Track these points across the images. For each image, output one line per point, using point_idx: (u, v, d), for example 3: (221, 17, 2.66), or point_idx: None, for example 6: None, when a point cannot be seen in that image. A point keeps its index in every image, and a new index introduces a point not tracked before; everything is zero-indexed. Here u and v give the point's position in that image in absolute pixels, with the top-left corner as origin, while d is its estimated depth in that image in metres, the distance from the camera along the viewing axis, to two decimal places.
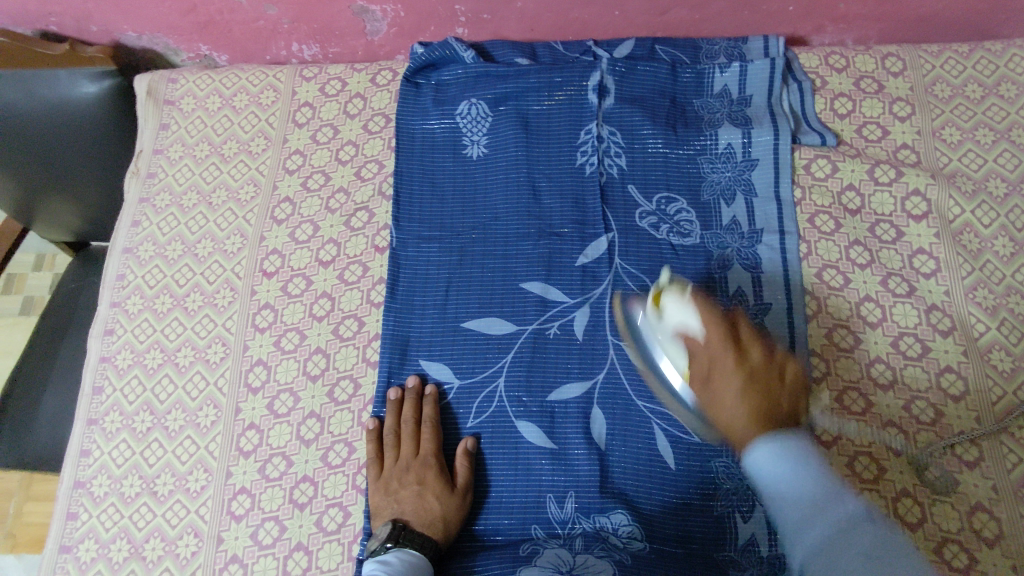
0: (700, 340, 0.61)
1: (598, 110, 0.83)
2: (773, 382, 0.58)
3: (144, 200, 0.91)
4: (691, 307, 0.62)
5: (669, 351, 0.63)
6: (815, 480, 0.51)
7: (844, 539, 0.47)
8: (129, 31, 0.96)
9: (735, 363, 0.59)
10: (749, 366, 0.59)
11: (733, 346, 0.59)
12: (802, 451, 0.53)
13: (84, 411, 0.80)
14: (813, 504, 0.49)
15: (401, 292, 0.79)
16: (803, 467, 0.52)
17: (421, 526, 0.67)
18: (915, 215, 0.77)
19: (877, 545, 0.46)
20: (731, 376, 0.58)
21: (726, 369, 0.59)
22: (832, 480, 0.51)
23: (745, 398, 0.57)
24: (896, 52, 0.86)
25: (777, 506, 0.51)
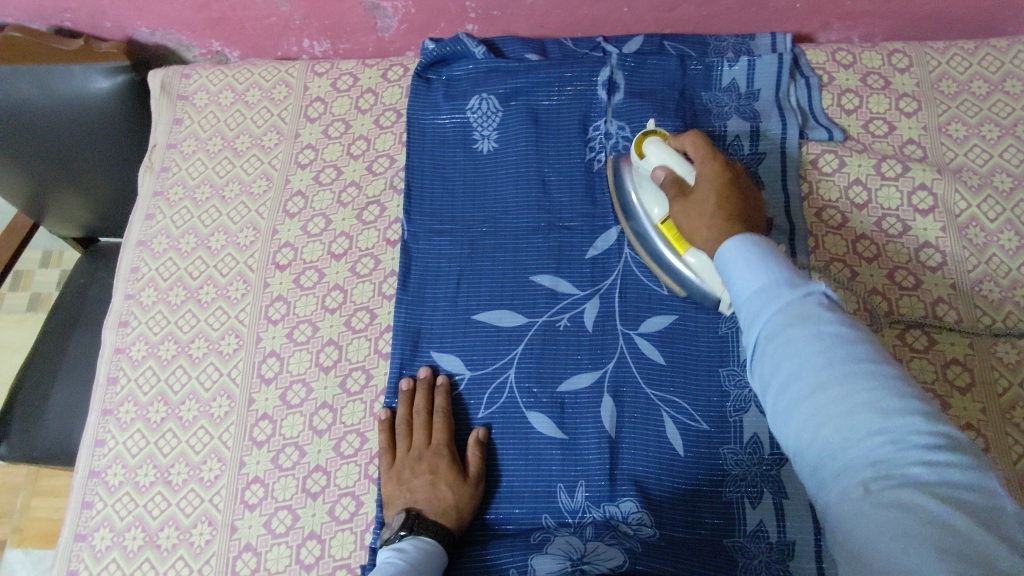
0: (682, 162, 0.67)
1: (608, 106, 0.84)
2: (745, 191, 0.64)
3: (158, 193, 0.92)
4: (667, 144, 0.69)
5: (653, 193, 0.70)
6: (778, 269, 0.51)
7: (795, 319, 0.48)
8: (143, 28, 0.97)
9: (714, 174, 0.64)
10: (728, 171, 0.65)
11: (715, 158, 0.65)
12: (765, 246, 0.54)
13: (99, 401, 0.81)
14: (770, 290, 0.50)
15: (412, 284, 0.80)
16: (769, 261, 0.52)
17: (434, 513, 0.68)
18: (921, 209, 0.78)
19: (828, 322, 0.47)
20: (711, 180, 0.64)
21: (708, 176, 0.64)
22: (795, 270, 0.52)
23: (723, 198, 0.62)
24: (902, 48, 0.87)
25: (739, 297, 0.53)
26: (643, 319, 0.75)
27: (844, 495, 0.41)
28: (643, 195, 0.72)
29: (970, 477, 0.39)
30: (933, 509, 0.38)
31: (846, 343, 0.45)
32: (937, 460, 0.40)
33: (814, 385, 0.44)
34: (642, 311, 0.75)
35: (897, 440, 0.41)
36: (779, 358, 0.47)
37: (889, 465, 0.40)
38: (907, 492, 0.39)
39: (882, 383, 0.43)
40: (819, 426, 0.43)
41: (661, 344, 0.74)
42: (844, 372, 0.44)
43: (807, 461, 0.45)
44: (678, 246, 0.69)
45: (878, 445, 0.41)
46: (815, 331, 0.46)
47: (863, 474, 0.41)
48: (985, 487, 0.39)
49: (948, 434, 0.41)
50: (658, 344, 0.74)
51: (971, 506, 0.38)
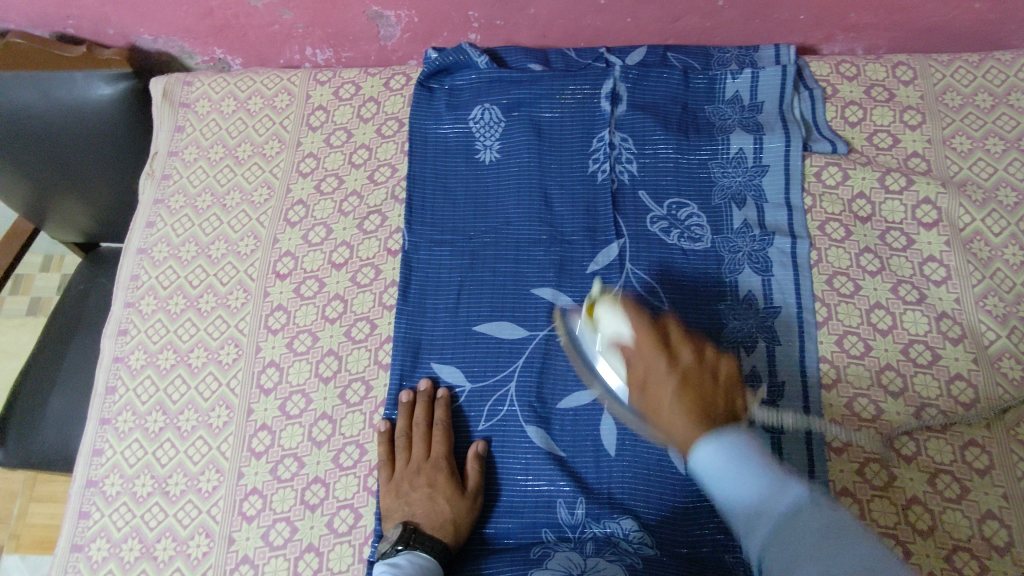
0: (634, 348, 0.61)
1: (611, 117, 0.84)
2: (706, 379, 0.57)
3: (159, 201, 0.92)
4: (619, 311, 0.63)
5: (610, 363, 0.64)
6: (763, 474, 0.47)
7: (795, 535, 0.44)
8: (146, 34, 0.97)
9: (665, 362, 0.58)
10: (677, 359, 0.58)
11: (662, 349, 0.59)
12: (742, 446, 0.49)
13: (96, 410, 0.81)
14: (764, 507, 0.46)
15: (413, 294, 0.79)
16: (752, 465, 0.48)
17: (431, 528, 0.67)
18: (925, 223, 0.77)
19: (834, 527, 0.44)
20: (663, 373, 0.58)
21: (655, 370, 0.58)
22: (774, 467, 0.48)
23: (674, 398, 0.55)
24: (906, 61, 0.86)
25: (728, 510, 0.48)
26: None
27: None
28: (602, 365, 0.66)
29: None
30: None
31: (862, 555, 0.42)
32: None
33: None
34: None
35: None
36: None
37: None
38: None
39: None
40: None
41: None
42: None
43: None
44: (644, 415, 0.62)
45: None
46: (825, 540, 0.43)
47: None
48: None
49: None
50: None
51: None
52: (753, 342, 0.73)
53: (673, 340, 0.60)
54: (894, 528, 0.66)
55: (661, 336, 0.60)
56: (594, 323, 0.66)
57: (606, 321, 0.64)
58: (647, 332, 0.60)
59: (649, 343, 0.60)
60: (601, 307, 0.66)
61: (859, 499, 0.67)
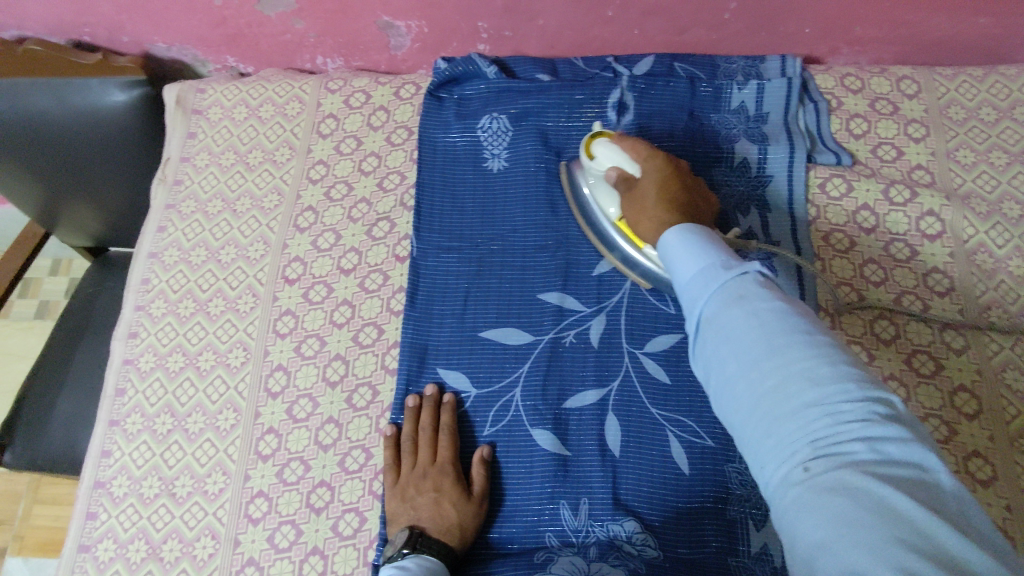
0: (629, 168, 0.71)
1: (617, 127, 0.85)
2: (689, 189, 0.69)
3: (170, 206, 0.93)
4: (619, 144, 0.73)
5: (604, 194, 0.76)
6: (718, 257, 0.55)
7: (729, 296, 0.51)
8: (160, 43, 0.99)
9: (660, 173, 0.69)
10: (669, 170, 0.70)
11: (658, 163, 0.70)
12: (705, 236, 0.58)
13: (106, 412, 0.82)
14: (710, 275, 0.54)
15: (420, 301, 0.80)
16: (709, 249, 0.56)
17: (437, 531, 0.68)
18: (929, 235, 0.78)
19: (761, 298, 0.50)
20: (653, 181, 0.69)
21: (652, 181, 0.69)
22: (732, 256, 0.56)
23: (661, 199, 0.68)
24: (911, 75, 0.87)
25: (681, 287, 0.57)
26: (650, 337, 0.75)
27: (784, 475, 0.43)
28: (600, 196, 0.77)
29: (909, 448, 0.41)
30: (862, 483, 0.39)
31: (780, 322, 0.48)
32: (879, 437, 0.41)
33: (745, 361, 0.48)
34: (649, 329, 0.75)
35: (843, 421, 0.42)
36: (717, 338, 0.50)
37: (823, 440, 0.42)
38: (849, 470, 0.40)
39: (815, 366, 0.45)
40: (756, 405, 0.46)
41: (667, 363, 0.74)
42: (777, 351, 0.46)
43: (747, 440, 0.47)
44: (635, 240, 0.74)
45: (818, 417, 0.43)
46: (752, 310, 0.49)
47: (803, 454, 0.42)
48: (926, 465, 0.40)
49: (883, 403, 0.43)
50: (665, 363, 0.74)
51: (902, 478, 0.39)
52: None
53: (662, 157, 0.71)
54: None
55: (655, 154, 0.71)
56: (590, 157, 0.76)
57: (603, 151, 0.73)
58: (645, 153, 0.71)
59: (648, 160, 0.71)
60: (597, 142, 0.74)
61: None
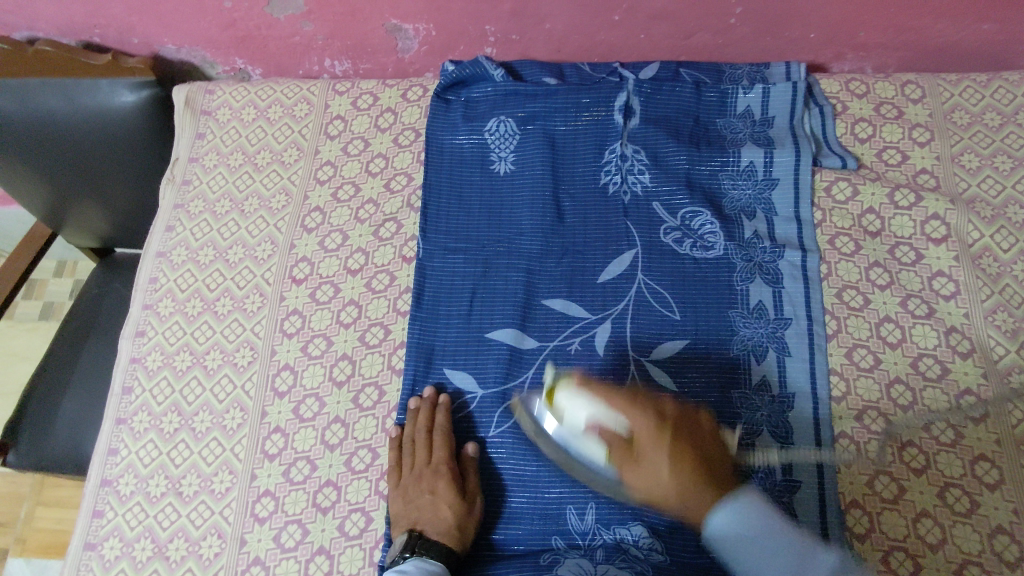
0: (612, 423, 0.61)
1: (624, 130, 0.85)
2: (694, 438, 0.61)
3: (178, 206, 0.93)
4: (590, 396, 0.62)
5: (583, 448, 0.63)
6: (790, 550, 0.54)
7: None
8: (169, 44, 0.99)
9: (658, 431, 0.60)
10: (664, 424, 0.60)
11: (647, 416, 0.60)
12: (764, 514, 0.56)
13: (113, 410, 0.82)
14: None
15: (427, 301, 0.80)
16: (775, 542, 0.54)
17: (436, 533, 0.68)
18: (934, 238, 0.78)
19: None
20: (655, 440, 0.59)
21: (652, 441, 0.59)
22: (796, 540, 0.55)
23: (677, 463, 0.58)
24: (915, 80, 0.88)
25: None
26: (655, 345, 0.75)
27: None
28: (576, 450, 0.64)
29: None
30: None
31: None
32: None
33: None
34: (654, 335, 0.76)
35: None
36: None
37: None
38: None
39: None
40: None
41: (672, 369, 0.74)
42: None
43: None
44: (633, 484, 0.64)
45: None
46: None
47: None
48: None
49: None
50: (670, 369, 0.74)
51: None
52: (763, 351, 0.74)
53: (645, 405, 0.61)
54: (905, 541, 0.66)
55: (637, 401, 0.61)
56: (557, 414, 0.64)
57: (572, 406, 0.63)
58: (627, 407, 0.61)
59: (635, 412, 0.61)
60: (561, 390, 0.64)
61: (868, 511, 0.67)
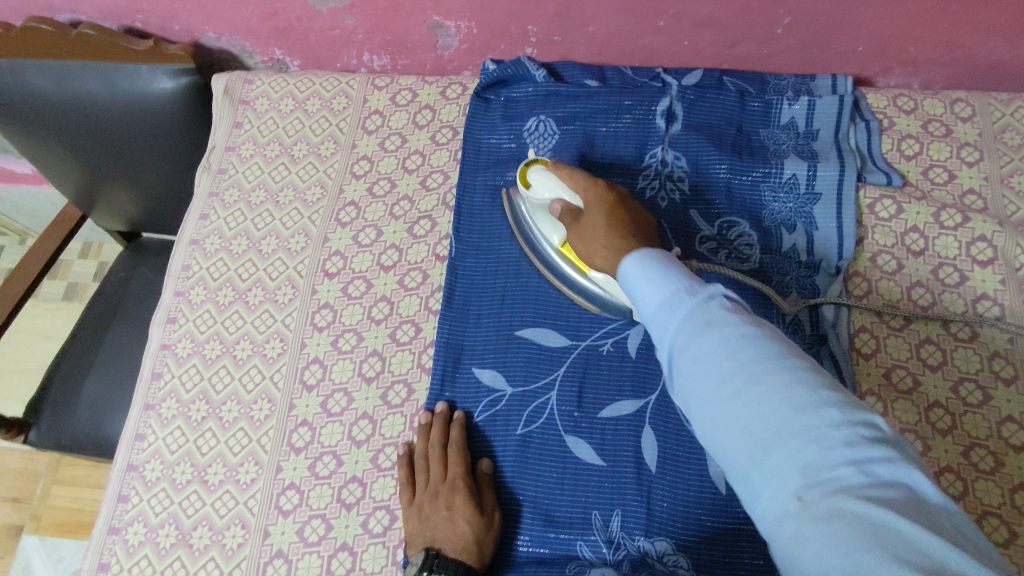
0: (570, 196, 0.71)
1: (665, 135, 0.84)
2: (633, 211, 0.69)
3: (213, 194, 0.94)
4: (555, 173, 0.73)
5: (547, 224, 0.74)
6: (681, 280, 0.52)
7: (700, 325, 0.48)
8: (210, 32, 0.99)
9: (603, 198, 0.69)
10: (611, 197, 0.69)
11: (600, 188, 0.70)
12: (662, 257, 0.55)
13: (142, 395, 0.82)
14: (674, 303, 0.51)
15: (458, 300, 0.80)
16: (667, 272, 0.54)
17: (455, 550, 0.66)
18: (980, 261, 0.77)
19: (733, 326, 0.47)
20: (596, 205, 0.69)
21: (597, 204, 0.69)
22: (694, 278, 0.53)
23: (609, 222, 0.67)
24: (965, 98, 0.86)
25: (644, 312, 0.54)
26: None
27: (780, 503, 0.40)
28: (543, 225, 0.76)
29: (896, 465, 0.38)
30: (863, 514, 0.36)
31: (761, 354, 0.45)
32: (867, 459, 0.39)
33: (722, 394, 0.45)
34: None
35: (833, 447, 0.39)
36: (692, 370, 0.47)
37: (816, 471, 0.39)
38: (840, 495, 0.37)
39: (788, 388, 0.42)
40: (732, 432, 0.43)
41: None
42: (755, 382, 0.43)
43: (740, 474, 0.43)
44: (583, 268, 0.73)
45: (809, 448, 0.39)
46: (721, 336, 0.47)
47: (796, 481, 0.39)
48: (909, 475, 0.38)
49: (867, 423, 0.40)
50: None
51: (897, 499, 0.36)
52: None
53: (595, 186, 0.70)
54: None
55: (592, 182, 0.71)
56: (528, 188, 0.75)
57: (541, 182, 0.73)
58: (584, 183, 0.71)
59: (587, 189, 0.70)
60: (534, 171, 0.75)
61: None
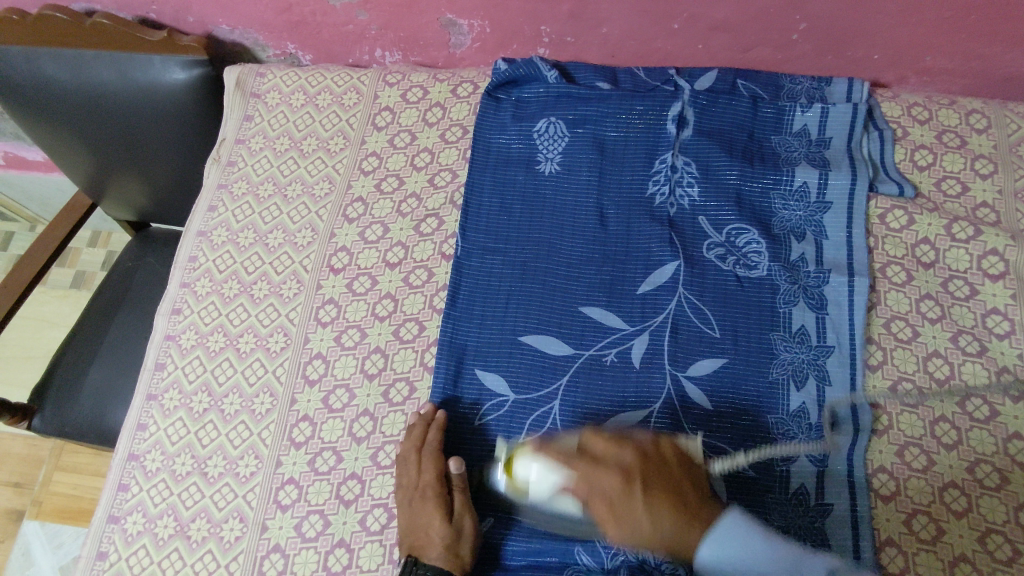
0: (580, 489, 0.62)
1: (675, 140, 0.84)
2: (660, 474, 0.61)
3: (222, 186, 0.94)
4: (550, 466, 0.64)
5: (558, 501, 0.64)
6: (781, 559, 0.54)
7: None
8: (224, 24, 1.00)
9: (623, 481, 0.60)
10: (630, 470, 0.61)
11: (610, 472, 0.61)
12: (744, 540, 0.55)
13: (145, 385, 0.83)
14: None
15: (462, 300, 0.80)
16: (764, 562, 0.54)
17: (435, 557, 0.66)
18: (991, 275, 0.76)
19: None
20: (622, 495, 0.60)
21: (622, 494, 0.60)
22: (785, 549, 0.54)
23: (652, 505, 0.58)
24: (981, 109, 0.85)
25: None
26: (692, 361, 0.73)
27: None
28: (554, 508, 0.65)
29: None
30: None
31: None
32: None
33: None
34: (693, 351, 0.74)
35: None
36: None
37: None
38: None
39: None
40: None
41: (708, 387, 0.72)
42: None
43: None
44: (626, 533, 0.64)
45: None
46: None
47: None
48: None
49: None
50: (706, 386, 0.72)
51: None
52: (803, 377, 0.72)
53: (606, 468, 0.61)
54: None
55: (598, 464, 0.62)
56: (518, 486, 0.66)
57: (537, 473, 0.65)
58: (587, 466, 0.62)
59: (592, 470, 0.62)
60: (517, 460, 0.66)
61: (904, 550, 0.65)
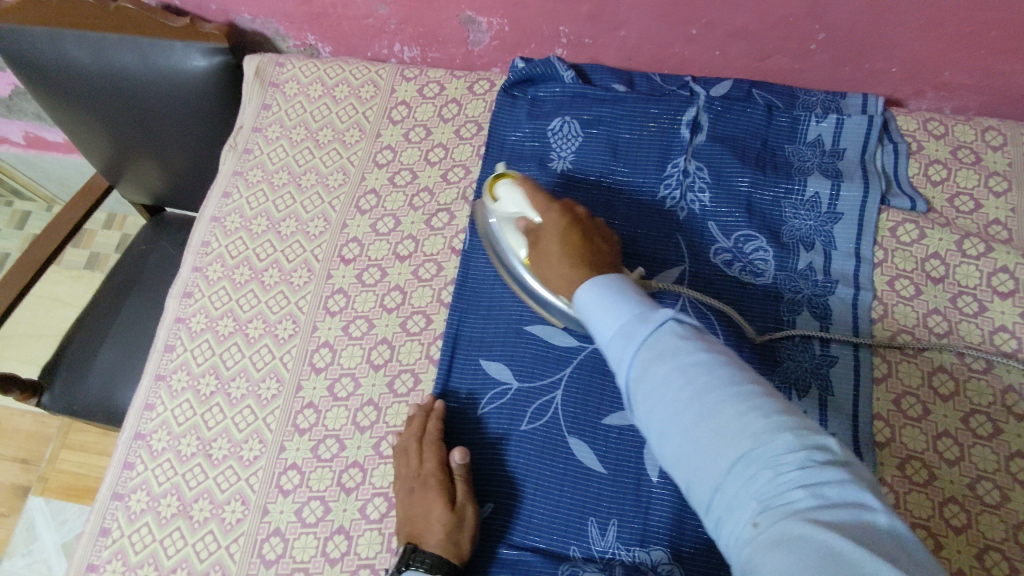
0: (531, 215, 0.71)
1: (689, 145, 0.84)
2: (592, 234, 0.68)
3: (237, 173, 0.95)
4: (522, 189, 0.72)
5: (512, 236, 0.73)
6: (631, 309, 0.53)
7: (651, 353, 0.49)
8: (246, 14, 1.01)
9: (561, 221, 0.68)
10: (569, 222, 0.68)
11: (558, 211, 0.69)
12: (617, 285, 0.57)
13: (154, 366, 0.84)
14: (628, 330, 0.52)
15: (469, 293, 0.81)
16: (622, 302, 0.54)
17: (434, 545, 0.65)
18: (1000, 292, 0.75)
19: (691, 353, 0.48)
20: (553, 230, 0.68)
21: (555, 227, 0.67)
22: (646, 304, 0.54)
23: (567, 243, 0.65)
24: (998, 126, 0.85)
25: (603, 340, 0.54)
26: None
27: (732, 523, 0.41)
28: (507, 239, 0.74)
29: (844, 488, 0.39)
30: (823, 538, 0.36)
31: (707, 378, 0.46)
32: (819, 482, 0.39)
33: (689, 439, 0.45)
34: None
35: (786, 473, 0.40)
36: (651, 403, 0.48)
37: (767, 496, 0.40)
38: (798, 523, 0.37)
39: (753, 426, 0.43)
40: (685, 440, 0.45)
41: None
42: (706, 403, 0.45)
43: (701, 502, 0.45)
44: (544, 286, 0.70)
45: (761, 477, 0.41)
46: (675, 365, 0.47)
47: (756, 512, 0.40)
48: (862, 503, 0.38)
49: (819, 450, 0.41)
50: None
51: (842, 518, 0.37)
52: (805, 385, 0.72)
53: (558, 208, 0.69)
54: None
55: (552, 205, 0.69)
56: (495, 199, 0.75)
57: (508, 195, 0.73)
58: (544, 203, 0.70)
59: (547, 207, 0.69)
60: (503, 182, 0.75)
61: None
